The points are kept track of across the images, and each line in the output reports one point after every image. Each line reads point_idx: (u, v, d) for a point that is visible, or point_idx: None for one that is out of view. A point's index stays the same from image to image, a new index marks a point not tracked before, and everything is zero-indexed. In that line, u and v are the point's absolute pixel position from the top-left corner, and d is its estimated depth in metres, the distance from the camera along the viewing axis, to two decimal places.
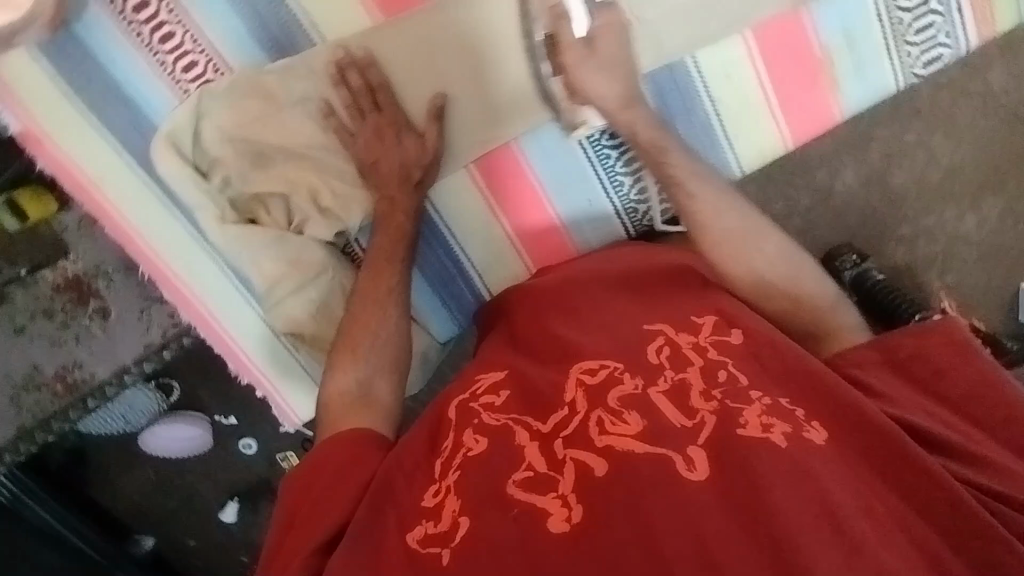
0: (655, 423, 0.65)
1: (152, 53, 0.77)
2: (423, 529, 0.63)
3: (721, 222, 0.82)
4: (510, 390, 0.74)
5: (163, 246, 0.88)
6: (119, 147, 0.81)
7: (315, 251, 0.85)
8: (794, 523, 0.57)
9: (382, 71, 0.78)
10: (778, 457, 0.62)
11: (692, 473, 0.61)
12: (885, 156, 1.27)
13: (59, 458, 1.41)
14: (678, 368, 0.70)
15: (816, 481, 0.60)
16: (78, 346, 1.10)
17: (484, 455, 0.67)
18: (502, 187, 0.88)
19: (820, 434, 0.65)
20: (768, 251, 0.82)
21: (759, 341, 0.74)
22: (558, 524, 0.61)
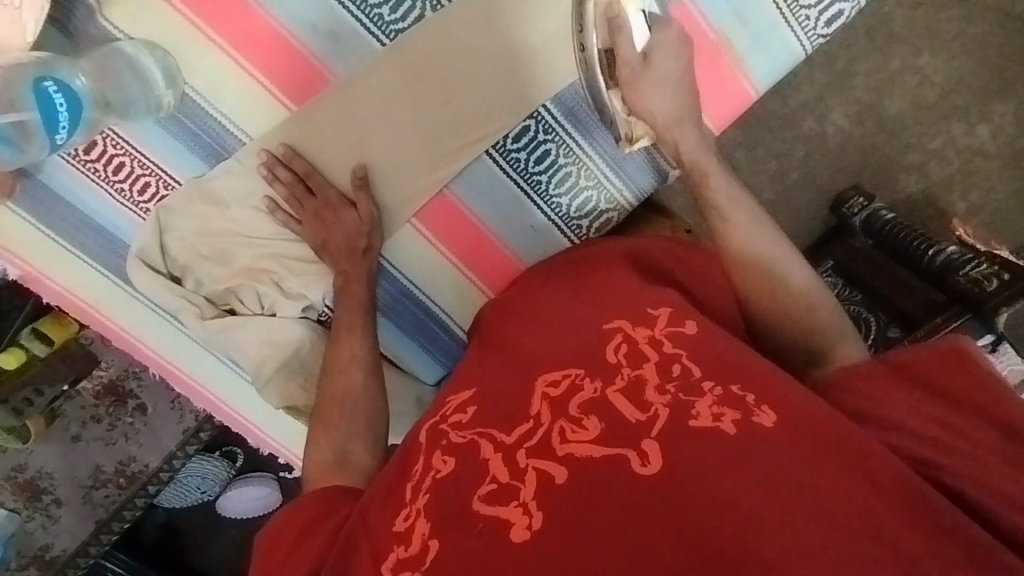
0: (609, 423, 0.62)
1: (110, 184, 0.85)
2: (395, 554, 0.63)
3: (750, 241, 0.77)
4: (476, 406, 0.73)
5: (166, 347, 0.98)
6: (103, 270, 0.91)
7: (290, 329, 0.91)
8: (739, 517, 0.54)
9: (304, 162, 0.84)
10: (724, 448, 0.57)
11: (645, 468, 0.58)
12: (871, 89, 1.41)
13: (155, 534, 1.59)
14: (635, 365, 0.66)
15: (763, 466, 0.56)
16: (128, 443, 1.25)
17: (450, 476, 0.66)
18: (447, 232, 0.92)
19: (770, 416, 0.59)
20: (792, 276, 0.76)
21: (716, 335, 0.69)
22: (519, 533, 0.58)
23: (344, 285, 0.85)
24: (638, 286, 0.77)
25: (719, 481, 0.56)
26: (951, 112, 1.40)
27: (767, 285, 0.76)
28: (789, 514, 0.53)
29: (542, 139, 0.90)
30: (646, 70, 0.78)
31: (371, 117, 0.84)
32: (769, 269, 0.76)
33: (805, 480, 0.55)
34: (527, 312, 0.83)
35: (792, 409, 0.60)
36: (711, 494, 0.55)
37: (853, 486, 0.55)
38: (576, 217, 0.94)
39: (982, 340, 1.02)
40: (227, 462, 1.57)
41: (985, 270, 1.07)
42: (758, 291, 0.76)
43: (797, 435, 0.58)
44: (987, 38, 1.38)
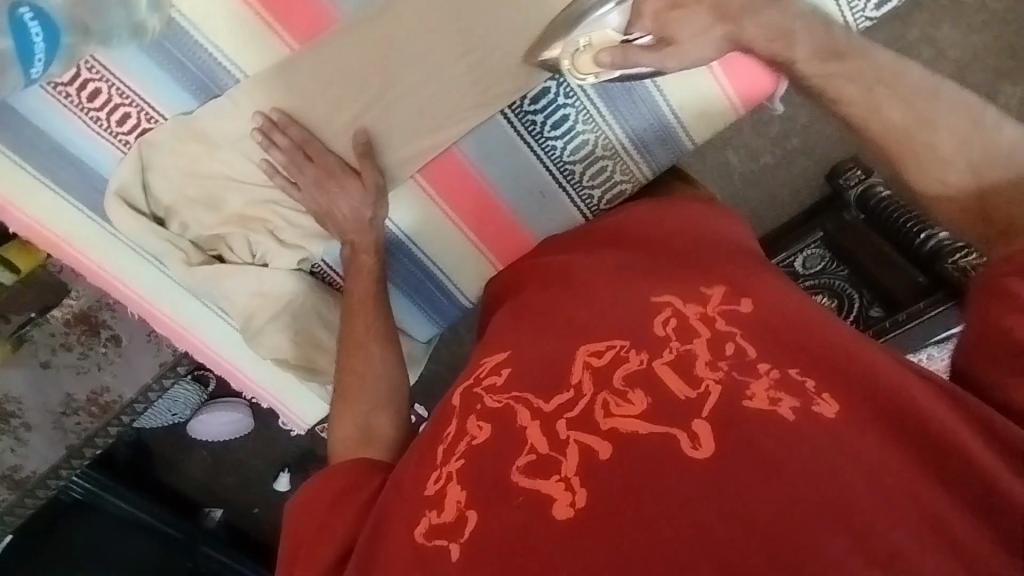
0: (659, 400, 0.58)
1: (85, 111, 0.77)
2: (428, 520, 0.61)
3: (886, 115, 0.63)
4: (510, 367, 0.69)
5: (146, 289, 0.93)
6: (78, 204, 0.84)
7: (282, 282, 0.87)
8: (793, 507, 0.51)
9: (303, 125, 0.80)
10: (785, 434, 0.54)
11: (697, 451, 0.55)
12: (887, 58, 1.36)
13: (126, 451, 1.63)
14: (684, 339, 0.62)
15: (826, 459, 0.53)
16: (102, 373, 1.21)
17: (486, 444, 0.62)
18: (450, 191, 0.88)
19: (832, 407, 0.56)
20: (947, 136, 0.62)
21: (775, 313, 0.65)
22: (562, 509, 0.55)
23: (352, 254, 0.84)
24: (677, 270, 0.75)
25: (776, 479, 0.52)
26: (960, 90, 1.39)
27: (919, 156, 0.63)
28: (846, 511, 0.50)
29: (562, 102, 0.86)
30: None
31: (373, 76, 0.78)
32: (917, 140, 0.63)
33: (867, 473, 0.52)
34: (550, 284, 0.80)
35: (853, 396, 0.57)
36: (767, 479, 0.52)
37: (906, 477, 0.53)
38: (589, 188, 0.92)
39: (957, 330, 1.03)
40: (199, 386, 1.55)
41: None
42: (914, 165, 0.63)
43: (855, 430, 0.55)
44: (1009, 14, 1.35)
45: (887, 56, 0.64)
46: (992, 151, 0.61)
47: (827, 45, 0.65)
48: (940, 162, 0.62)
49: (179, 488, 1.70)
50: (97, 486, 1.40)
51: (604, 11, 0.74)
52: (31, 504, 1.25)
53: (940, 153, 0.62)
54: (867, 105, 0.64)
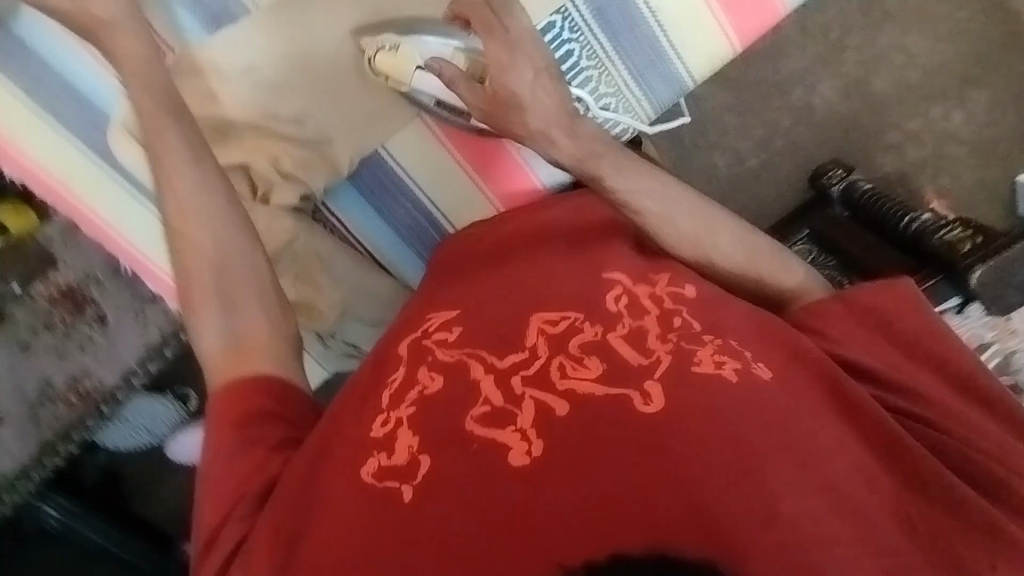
0: (613, 364, 0.64)
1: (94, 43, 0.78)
2: (377, 461, 0.61)
3: (674, 225, 0.79)
4: (462, 325, 0.71)
5: (139, 239, 0.89)
6: (79, 144, 0.82)
7: (284, 220, 0.86)
8: (757, 451, 0.57)
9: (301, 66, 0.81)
10: (731, 389, 0.62)
11: (648, 406, 0.60)
12: (860, 64, 1.42)
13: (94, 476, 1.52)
14: (636, 316, 0.69)
15: (770, 412, 0.61)
16: (83, 355, 1.16)
17: (440, 395, 0.64)
18: (462, 137, 0.89)
19: (767, 371, 0.65)
20: (722, 243, 0.80)
21: (711, 300, 0.73)
22: (519, 457, 0.58)
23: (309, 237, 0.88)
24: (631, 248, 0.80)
25: (733, 431, 0.58)
26: (932, 93, 1.42)
27: (699, 254, 0.79)
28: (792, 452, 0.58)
29: (567, 37, 0.85)
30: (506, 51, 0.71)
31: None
32: (704, 241, 0.79)
33: (797, 422, 0.61)
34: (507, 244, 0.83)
35: (784, 368, 0.67)
36: (728, 430, 0.58)
37: (824, 422, 0.63)
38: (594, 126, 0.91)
39: (949, 303, 1.08)
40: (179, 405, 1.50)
41: (961, 234, 1.12)
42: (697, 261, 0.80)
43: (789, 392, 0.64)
44: (972, 24, 1.40)
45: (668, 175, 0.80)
46: (756, 253, 0.80)
47: (628, 163, 0.78)
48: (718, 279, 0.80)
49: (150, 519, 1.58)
50: (71, 518, 1.18)
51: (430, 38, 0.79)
52: None
53: (716, 251, 0.80)
54: (670, 219, 0.79)
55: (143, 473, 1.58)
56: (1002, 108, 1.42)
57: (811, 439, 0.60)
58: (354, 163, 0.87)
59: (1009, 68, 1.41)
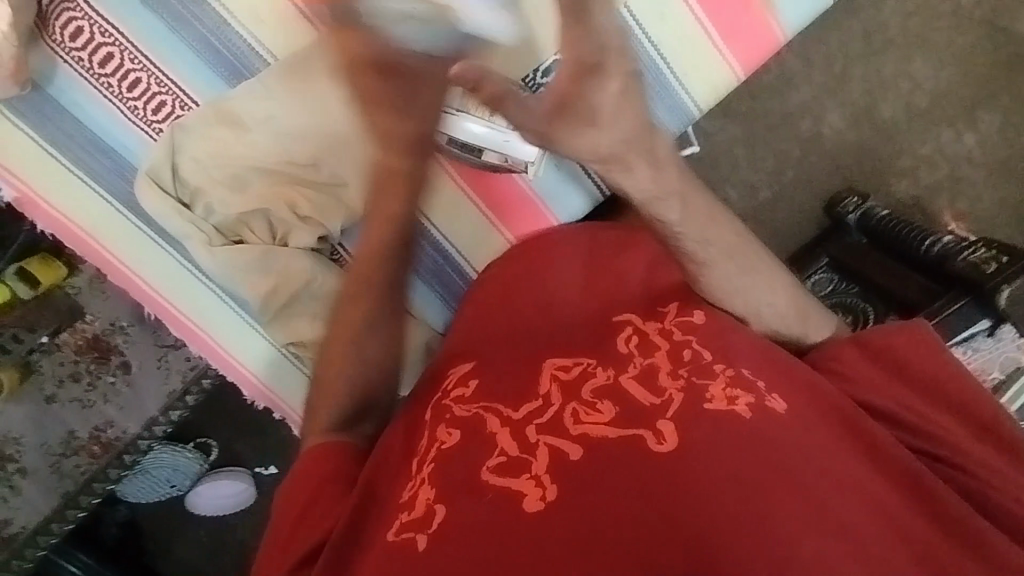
0: (626, 406, 0.62)
1: (123, 101, 0.81)
2: (399, 520, 0.62)
3: (732, 278, 0.72)
4: (478, 379, 0.71)
5: (162, 284, 0.91)
6: (108, 196, 0.86)
7: (302, 261, 0.88)
8: (769, 494, 0.55)
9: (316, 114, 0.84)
10: (742, 429, 0.59)
11: (662, 446, 0.59)
12: (867, 92, 1.43)
13: (115, 531, 1.51)
14: (646, 354, 0.67)
15: (784, 452, 0.58)
16: (107, 405, 1.17)
17: (456, 448, 0.64)
18: (477, 178, 0.91)
19: (781, 404, 0.62)
20: (777, 301, 0.74)
21: (720, 329, 0.70)
22: (533, 503, 0.58)
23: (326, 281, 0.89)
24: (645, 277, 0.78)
25: (746, 474, 0.56)
26: (941, 118, 1.42)
27: (745, 306, 0.74)
28: (809, 494, 0.55)
29: None
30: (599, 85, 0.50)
31: None
32: (755, 296, 0.74)
33: (814, 460, 0.58)
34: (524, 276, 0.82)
35: (801, 402, 0.63)
36: (741, 471, 0.56)
37: (845, 461, 0.59)
38: None
39: (980, 325, 1.03)
40: (201, 456, 1.51)
41: (984, 255, 1.10)
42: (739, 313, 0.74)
43: (806, 427, 0.61)
44: (976, 48, 1.41)
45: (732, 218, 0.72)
46: (800, 312, 0.76)
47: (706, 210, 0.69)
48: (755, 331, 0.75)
49: None
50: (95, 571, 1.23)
51: None
52: (19, 566, 1.15)
53: (762, 314, 0.74)
54: (730, 285, 0.73)
55: (163, 529, 1.56)
56: (1015, 129, 1.41)
57: (830, 479, 0.57)
58: (368, 203, 0.89)
59: (1017, 89, 1.41)
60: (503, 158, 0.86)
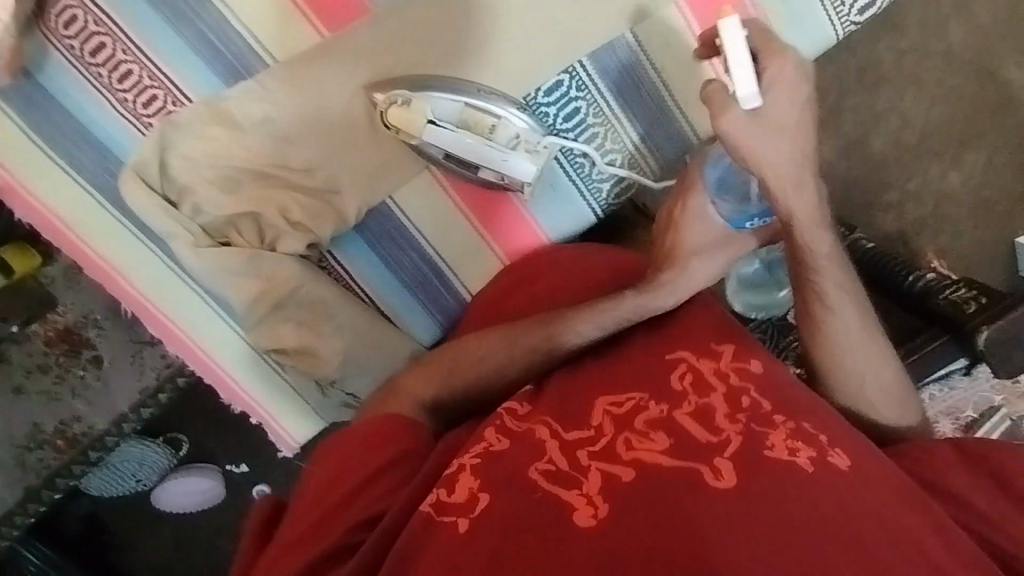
0: (680, 440, 0.65)
1: (113, 92, 0.79)
2: (435, 496, 0.66)
3: (843, 336, 0.83)
4: (530, 403, 0.76)
5: (144, 281, 0.89)
6: (90, 188, 0.83)
7: (290, 267, 0.86)
8: (812, 545, 0.58)
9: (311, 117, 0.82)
10: (801, 483, 0.63)
11: (719, 483, 0.62)
12: (860, 126, 1.44)
13: (77, 526, 1.49)
14: (701, 393, 0.70)
15: (833, 508, 0.61)
16: (76, 400, 1.14)
17: (504, 451, 0.68)
18: (474, 197, 0.90)
19: (844, 459, 0.66)
20: (869, 372, 0.84)
21: (779, 384, 0.73)
22: (584, 518, 0.60)
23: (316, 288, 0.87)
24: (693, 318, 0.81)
25: (792, 520, 0.60)
26: (929, 155, 1.45)
27: (845, 368, 0.84)
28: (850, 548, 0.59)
29: (574, 95, 0.87)
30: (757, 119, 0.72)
31: (403, 50, 0.82)
32: (854, 363, 0.84)
33: (859, 519, 0.61)
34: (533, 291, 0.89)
35: (853, 463, 0.67)
36: (790, 520, 0.60)
37: (893, 519, 0.63)
38: (597, 181, 0.93)
39: (957, 363, 1.09)
40: (170, 451, 1.49)
41: (964, 294, 1.12)
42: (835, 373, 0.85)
43: (859, 486, 0.64)
44: (965, 89, 1.43)
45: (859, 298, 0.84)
46: (889, 391, 0.85)
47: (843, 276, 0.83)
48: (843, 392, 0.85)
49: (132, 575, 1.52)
50: None
51: (443, 96, 0.82)
52: None
53: (865, 380, 0.84)
54: (844, 346, 0.84)
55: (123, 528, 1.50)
56: (996, 171, 1.45)
57: (872, 534, 0.60)
58: (361, 214, 0.87)
59: (1001, 132, 1.44)
60: (499, 177, 0.85)
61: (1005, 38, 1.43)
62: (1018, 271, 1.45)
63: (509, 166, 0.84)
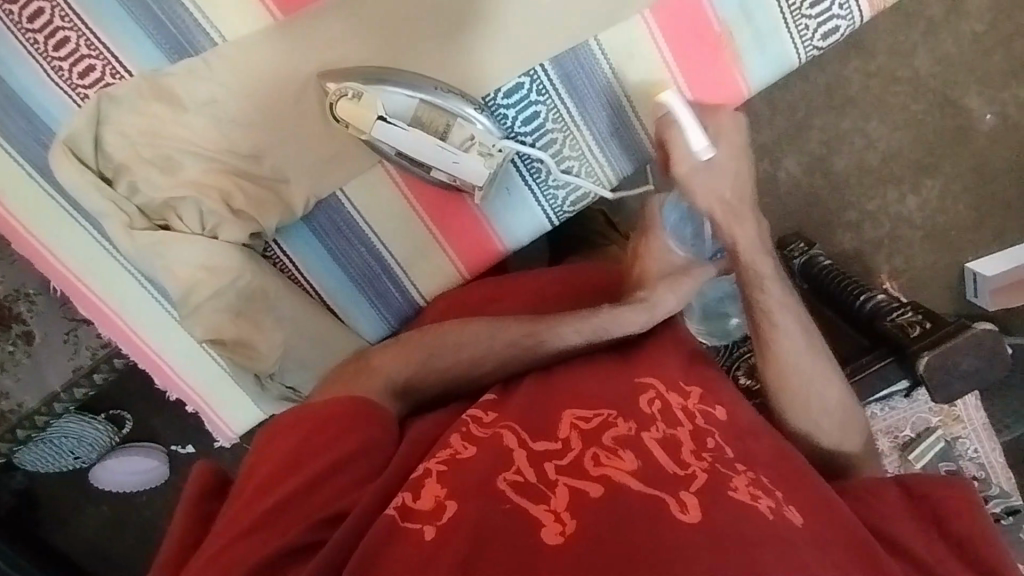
0: (648, 465, 0.63)
1: (46, 59, 0.75)
2: (401, 500, 0.62)
3: (795, 362, 0.84)
4: (495, 411, 0.74)
5: (74, 259, 0.85)
6: (19, 157, 0.79)
7: (231, 255, 0.83)
8: None
9: (259, 103, 0.79)
10: (766, 523, 0.60)
11: (685, 514, 0.58)
12: (825, 144, 1.45)
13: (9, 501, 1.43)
14: (669, 424, 0.69)
15: (798, 554, 0.58)
16: (4, 375, 1.09)
17: (469, 459, 0.65)
18: (435, 204, 0.89)
19: (797, 517, 0.63)
20: (824, 397, 0.85)
21: (740, 430, 0.73)
22: (553, 536, 0.56)
23: (257, 281, 0.84)
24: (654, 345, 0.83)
25: (759, 557, 0.56)
26: (889, 178, 1.47)
27: (799, 393, 0.84)
28: None
29: (534, 99, 0.85)
30: (706, 167, 0.81)
31: (358, 44, 0.79)
32: (808, 390, 0.84)
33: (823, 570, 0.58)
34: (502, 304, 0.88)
35: (816, 513, 0.65)
36: (758, 560, 0.56)
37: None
38: (554, 188, 0.91)
39: (899, 385, 1.11)
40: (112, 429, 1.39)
41: (910, 318, 1.14)
42: (788, 398, 0.85)
43: (820, 539, 0.62)
44: (928, 116, 1.45)
45: (807, 322, 0.86)
46: (839, 418, 0.85)
47: (787, 298, 0.85)
48: (793, 417, 0.86)
49: (65, 550, 1.48)
50: None
51: (399, 90, 0.79)
52: None
53: (816, 405, 0.85)
54: (799, 373, 0.84)
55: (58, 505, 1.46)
56: (952, 198, 1.48)
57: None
58: (310, 206, 0.85)
59: (960, 160, 1.47)
60: (451, 178, 0.84)
61: (974, 68, 1.44)
62: (965, 296, 1.49)
63: (460, 169, 0.82)
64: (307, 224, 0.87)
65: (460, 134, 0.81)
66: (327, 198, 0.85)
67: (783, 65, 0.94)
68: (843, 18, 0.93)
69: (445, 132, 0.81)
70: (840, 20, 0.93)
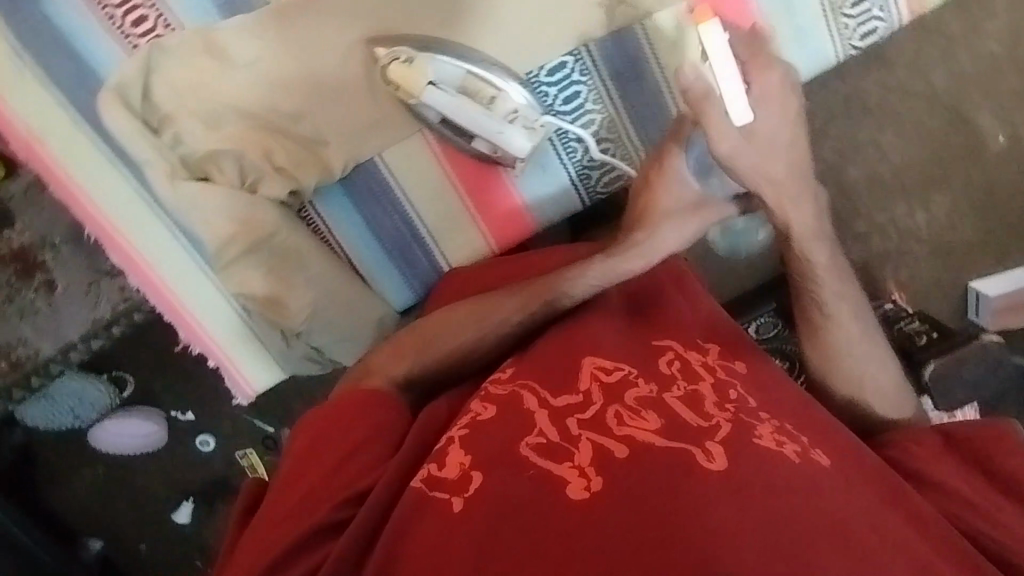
0: (670, 419, 0.65)
1: (101, 6, 0.77)
2: (428, 472, 0.64)
3: (843, 332, 0.84)
4: (512, 368, 0.76)
5: (112, 210, 0.86)
6: (64, 101, 0.80)
7: (268, 211, 0.84)
8: (810, 533, 0.57)
9: (304, 64, 0.81)
10: (791, 469, 0.62)
11: (711, 464, 0.60)
12: (839, 152, 1.48)
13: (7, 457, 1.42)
14: (689, 379, 0.71)
15: (825, 498, 0.61)
16: (24, 322, 1.10)
17: (491, 420, 0.67)
18: (470, 176, 0.90)
19: (825, 457, 0.66)
20: (871, 370, 0.84)
21: (766, 385, 0.74)
22: (577, 491, 0.59)
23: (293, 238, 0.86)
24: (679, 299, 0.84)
25: (782, 500, 0.59)
26: (900, 190, 1.50)
27: (848, 363, 0.84)
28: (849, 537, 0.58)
29: (575, 78, 0.87)
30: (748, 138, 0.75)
31: (404, 13, 0.81)
32: (853, 363, 0.84)
33: (852, 512, 0.60)
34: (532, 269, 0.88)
35: (838, 454, 0.68)
36: (783, 505, 0.58)
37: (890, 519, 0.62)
38: (588, 167, 0.93)
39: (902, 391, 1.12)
40: (112, 389, 1.39)
41: (918, 327, 1.14)
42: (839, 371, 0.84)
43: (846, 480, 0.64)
44: (941, 131, 1.48)
45: (860, 292, 0.86)
46: (889, 391, 0.84)
47: (836, 267, 0.84)
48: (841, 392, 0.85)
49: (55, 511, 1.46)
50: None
51: (447, 60, 0.81)
52: None
53: (863, 377, 0.84)
54: (842, 349, 0.84)
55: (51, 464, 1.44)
56: (960, 215, 1.51)
57: (865, 520, 0.60)
58: (348, 167, 0.86)
59: (970, 177, 1.50)
60: (492, 148, 0.85)
61: (989, 87, 1.47)
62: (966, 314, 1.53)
63: (504, 139, 0.83)
64: (343, 188, 0.88)
65: (507, 105, 0.83)
66: (369, 162, 0.87)
67: (822, 62, 0.96)
68: (881, 20, 0.96)
69: (483, 99, 0.83)
70: (878, 21, 0.95)
